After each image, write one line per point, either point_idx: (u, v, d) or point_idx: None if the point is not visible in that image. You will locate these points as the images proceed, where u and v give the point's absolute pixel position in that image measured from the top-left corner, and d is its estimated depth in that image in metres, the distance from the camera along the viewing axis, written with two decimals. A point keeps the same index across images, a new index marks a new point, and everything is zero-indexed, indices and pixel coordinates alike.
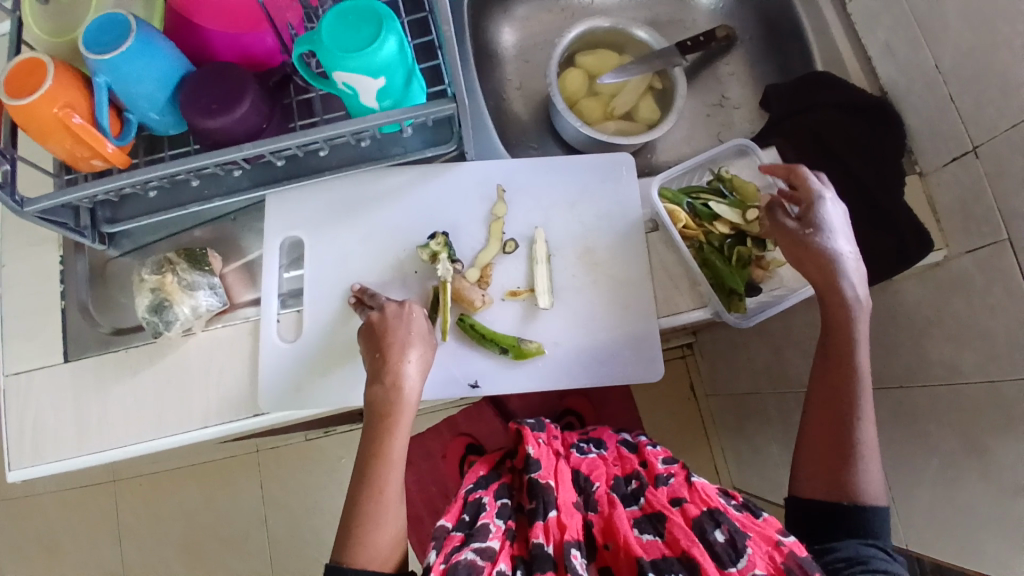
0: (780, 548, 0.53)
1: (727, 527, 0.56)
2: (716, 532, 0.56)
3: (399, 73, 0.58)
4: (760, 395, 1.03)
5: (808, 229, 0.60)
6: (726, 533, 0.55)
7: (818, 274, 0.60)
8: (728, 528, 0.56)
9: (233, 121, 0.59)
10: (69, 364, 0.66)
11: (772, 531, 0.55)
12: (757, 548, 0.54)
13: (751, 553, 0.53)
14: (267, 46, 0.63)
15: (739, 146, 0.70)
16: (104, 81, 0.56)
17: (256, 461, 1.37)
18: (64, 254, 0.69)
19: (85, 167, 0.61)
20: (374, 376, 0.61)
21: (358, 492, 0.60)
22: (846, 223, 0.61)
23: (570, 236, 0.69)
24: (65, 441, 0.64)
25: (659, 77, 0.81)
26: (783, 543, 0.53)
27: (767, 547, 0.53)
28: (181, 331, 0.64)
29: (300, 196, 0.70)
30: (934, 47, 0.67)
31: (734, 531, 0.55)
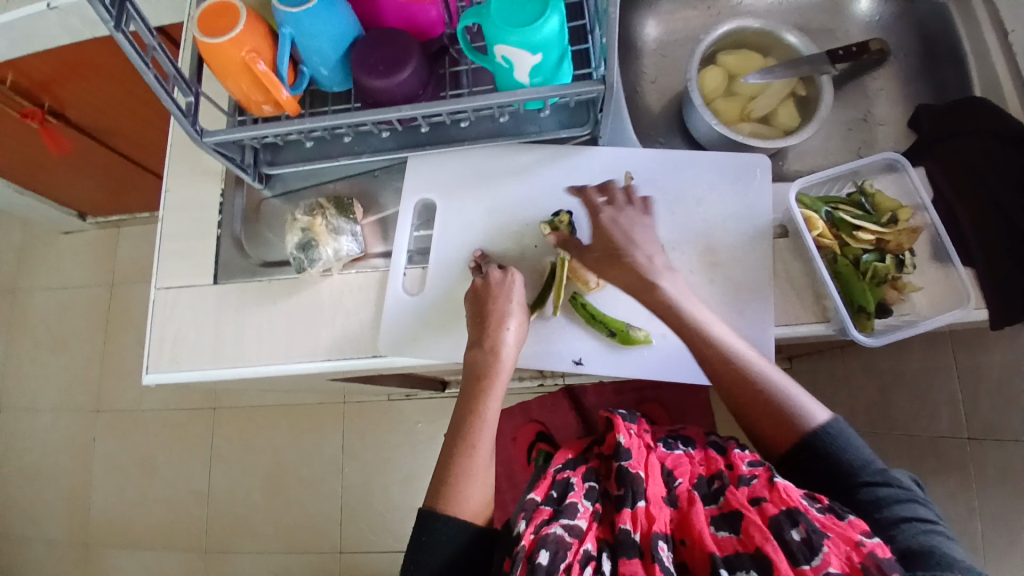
0: (859, 548, 0.51)
1: (805, 527, 0.53)
2: (792, 530, 0.53)
3: (554, 50, 0.60)
4: None
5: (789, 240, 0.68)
6: (802, 532, 0.53)
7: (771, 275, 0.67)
8: (806, 528, 0.53)
9: (395, 83, 0.64)
10: (217, 286, 0.73)
11: (854, 532, 0.52)
12: (835, 548, 0.52)
13: (827, 552, 0.51)
14: (431, 17, 0.66)
15: (888, 159, 0.67)
16: (288, 33, 0.62)
17: (340, 411, 1.46)
18: (224, 188, 0.77)
19: (256, 111, 0.68)
20: (474, 341, 0.66)
21: (453, 450, 0.64)
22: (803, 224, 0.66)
23: (692, 232, 0.69)
24: (206, 353, 0.72)
25: (804, 84, 0.79)
26: (863, 543, 0.51)
27: (845, 546, 0.51)
28: (321, 270, 0.70)
29: (438, 162, 0.74)
30: None
31: (811, 531, 0.53)
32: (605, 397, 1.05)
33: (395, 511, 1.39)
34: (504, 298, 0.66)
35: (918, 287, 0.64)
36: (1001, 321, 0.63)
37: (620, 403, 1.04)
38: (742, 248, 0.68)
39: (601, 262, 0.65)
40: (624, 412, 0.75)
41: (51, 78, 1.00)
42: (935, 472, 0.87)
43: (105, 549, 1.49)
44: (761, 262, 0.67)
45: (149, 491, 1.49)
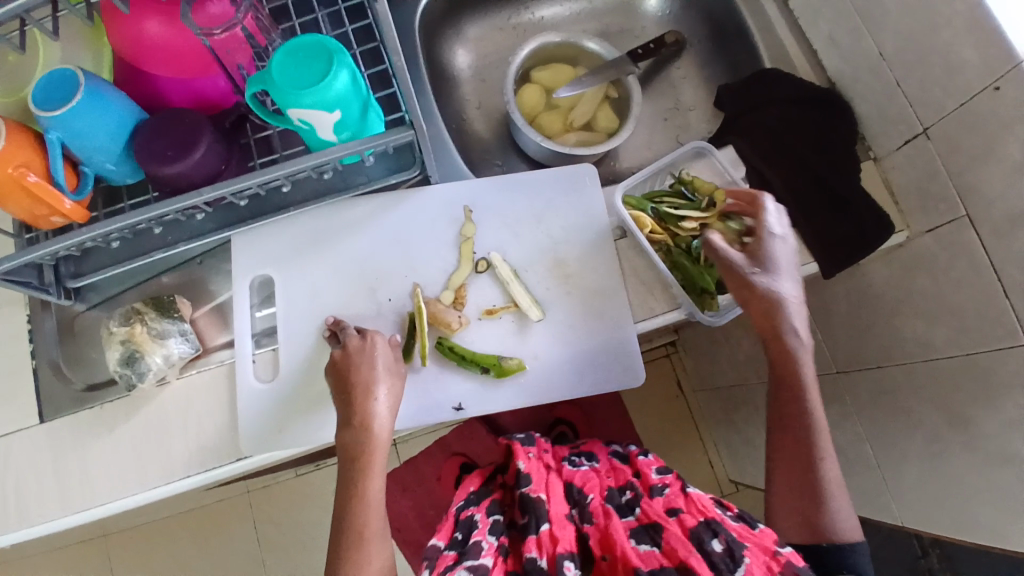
0: (777, 558, 0.54)
1: (724, 537, 0.56)
2: (713, 541, 0.56)
3: (355, 104, 0.58)
4: (746, 386, 1.04)
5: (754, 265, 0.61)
6: (723, 542, 0.56)
7: (761, 314, 0.62)
8: (725, 537, 0.56)
9: (191, 166, 0.59)
10: (46, 425, 0.65)
11: (770, 542, 0.56)
12: (755, 559, 0.54)
13: (748, 562, 0.54)
14: (221, 88, 0.63)
15: (696, 147, 0.70)
16: (58, 137, 0.56)
17: (247, 502, 1.35)
18: (31, 312, 0.68)
19: (46, 225, 0.60)
20: (342, 420, 0.61)
21: (342, 537, 0.59)
22: (793, 265, 0.62)
23: (537, 252, 0.69)
24: (43, 504, 0.63)
25: (614, 86, 0.82)
26: (780, 552, 0.54)
27: (764, 556, 0.54)
28: (155, 381, 0.63)
29: (266, 233, 0.69)
30: (876, 35, 0.69)
31: (730, 541, 0.56)
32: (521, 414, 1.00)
33: None
34: (368, 366, 0.62)
35: None
36: (832, 269, 0.70)
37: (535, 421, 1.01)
38: (587, 254, 0.69)
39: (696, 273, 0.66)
40: (521, 436, 0.73)
41: None
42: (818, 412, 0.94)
43: None
44: (605, 266, 0.68)
45: None
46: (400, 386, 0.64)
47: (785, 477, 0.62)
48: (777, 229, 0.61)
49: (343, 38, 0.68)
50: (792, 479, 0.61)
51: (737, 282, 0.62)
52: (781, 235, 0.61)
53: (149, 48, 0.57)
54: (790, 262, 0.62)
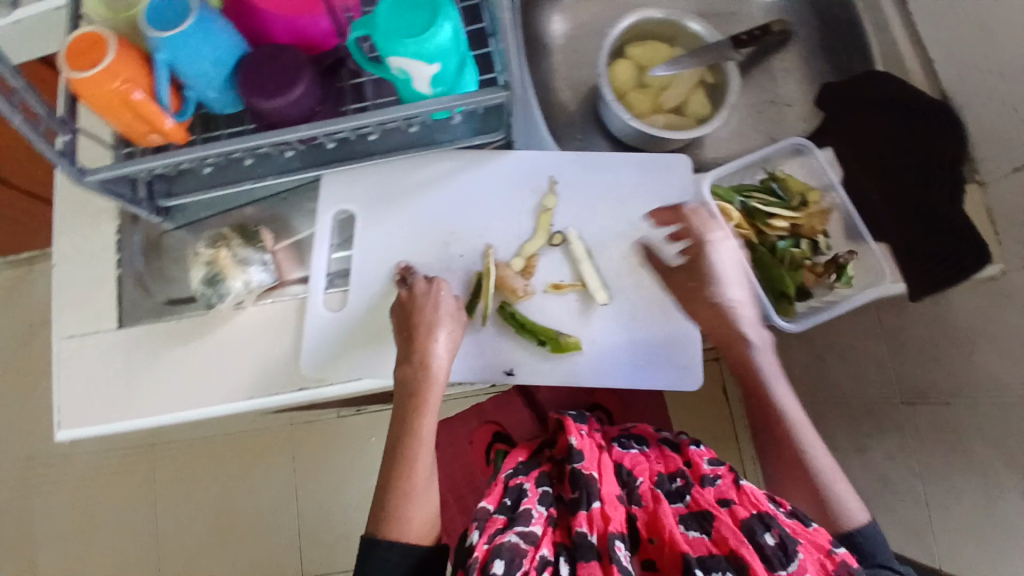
0: (831, 557, 0.56)
1: (777, 531, 0.58)
2: (766, 535, 0.57)
3: (453, 58, 0.58)
4: None
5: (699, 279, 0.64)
6: (776, 537, 0.57)
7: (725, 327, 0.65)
8: (779, 532, 0.57)
9: (288, 103, 0.60)
10: (124, 330, 0.69)
11: (823, 541, 0.57)
12: (808, 555, 0.56)
13: (802, 558, 0.55)
14: (323, 30, 0.63)
15: (793, 145, 0.69)
16: (164, 58, 0.57)
17: (289, 434, 1.41)
18: (120, 225, 0.71)
19: (144, 141, 0.63)
20: (403, 357, 0.64)
21: (389, 475, 0.64)
22: (739, 274, 0.64)
23: (613, 233, 0.68)
24: (119, 404, 0.67)
25: (711, 71, 0.79)
26: (834, 552, 0.56)
27: (818, 553, 0.56)
28: (233, 304, 0.66)
29: (351, 177, 0.72)
30: (992, 42, 0.64)
31: (784, 536, 0.57)
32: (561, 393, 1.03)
33: (356, 531, 1.36)
34: (430, 311, 0.64)
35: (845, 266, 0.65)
36: (915, 295, 0.68)
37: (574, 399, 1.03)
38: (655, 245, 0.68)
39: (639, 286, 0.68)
40: (572, 413, 0.74)
41: None
42: (872, 438, 0.91)
43: None
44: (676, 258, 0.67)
45: (91, 542, 1.41)
46: (460, 336, 0.65)
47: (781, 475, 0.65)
48: (715, 238, 0.64)
49: None
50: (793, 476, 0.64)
51: (684, 298, 0.65)
52: (720, 243, 0.64)
53: None
54: (735, 274, 0.64)
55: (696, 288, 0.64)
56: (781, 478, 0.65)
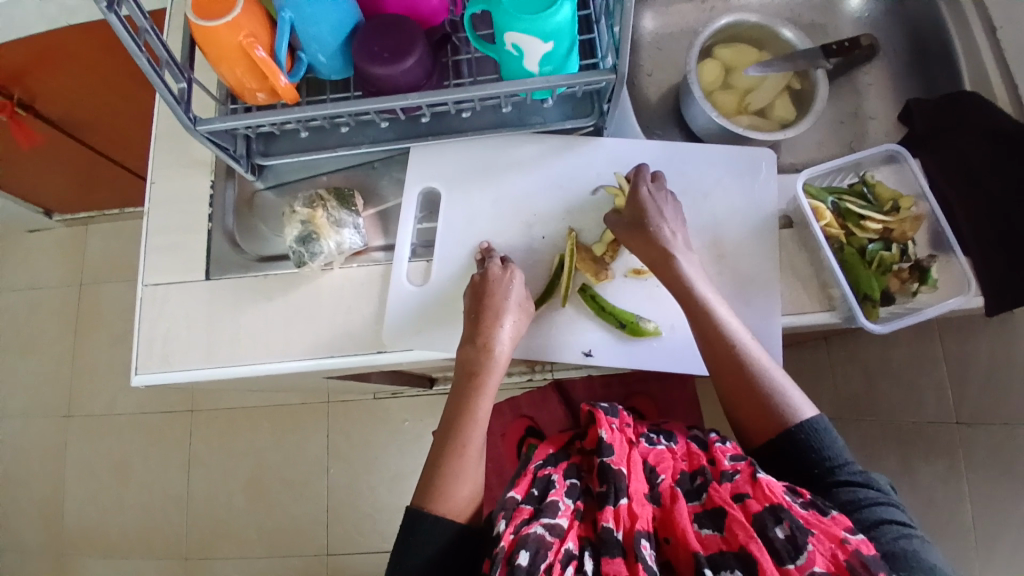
0: (844, 546, 0.52)
1: (789, 524, 0.54)
2: (777, 528, 0.54)
3: (565, 39, 0.59)
4: None
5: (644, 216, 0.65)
6: (786, 530, 0.54)
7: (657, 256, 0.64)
8: (790, 525, 0.54)
9: (398, 71, 0.62)
10: (210, 282, 0.70)
11: (838, 529, 0.53)
12: (819, 546, 0.52)
13: (811, 550, 0.52)
14: (433, 6, 0.65)
15: (889, 151, 0.68)
16: (288, 17, 0.59)
17: (326, 411, 1.43)
18: (215, 179, 0.74)
19: (249, 98, 0.65)
20: (467, 336, 0.65)
21: (440, 452, 0.63)
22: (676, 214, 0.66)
23: (700, 226, 0.69)
24: (197, 353, 0.69)
25: (799, 78, 0.80)
26: (848, 540, 0.52)
27: (830, 544, 0.52)
28: (321, 264, 0.67)
29: (440, 153, 0.72)
30: None
31: (795, 528, 0.53)
32: (593, 390, 1.07)
33: (383, 512, 1.37)
34: (501, 295, 0.65)
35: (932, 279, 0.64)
36: (996, 308, 0.64)
37: (607, 397, 1.06)
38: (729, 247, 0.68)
39: (628, 232, 0.65)
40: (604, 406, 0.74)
41: (18, 61, 0.93)
42: (922, 459, 0.90)
43: (79, 556, 1.43)
44: (759, 262, 0.67)
45: (122, 498, 1.44)
46: (524, 327, 0.66)
47: (728, 401, 0.64)
48: (650, 189, 0.66)
49: None
50: (742, 403, 0.63)
51: (634, 236, 0.65)
52: (656, 191, 0.66)
53: None
54: (671, 211, 0.66)
55: (641, 224, 0.64)
56: (729, 404, 0.64)
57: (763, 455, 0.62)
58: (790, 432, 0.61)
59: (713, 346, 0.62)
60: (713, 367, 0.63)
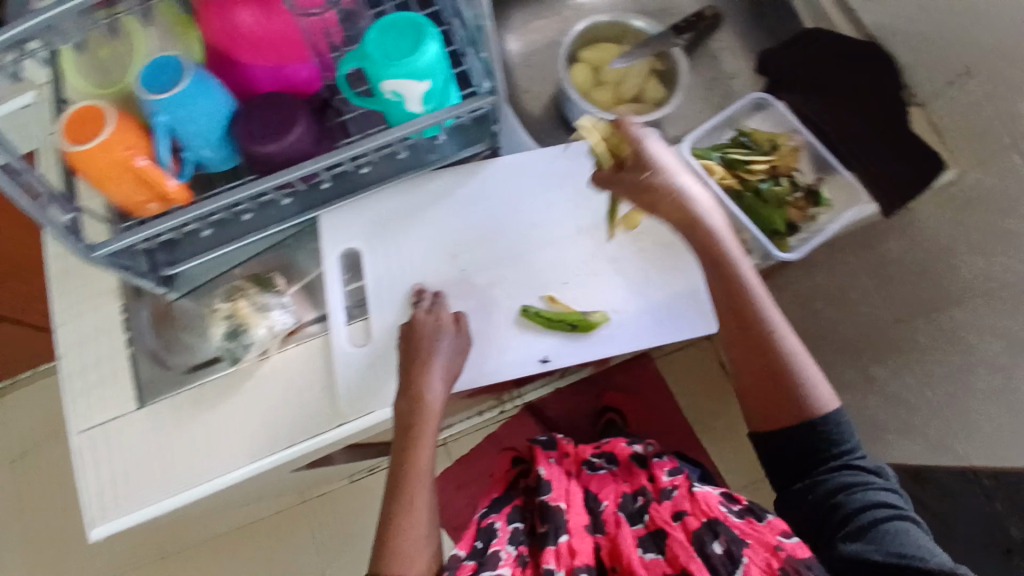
0: (777, 554, 0.56)
1: (725, 538, 0.59)
2: (714, 543, 0.59)
3: (441, 76, 0.61)
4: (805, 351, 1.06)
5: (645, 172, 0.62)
6: (723, 544, 0.59)
7: (677, 214, 0.63)
8: (725, 539, 0.59)
9: (286, 146, 0.62)
10: (145, 408, 0.67)
11: (773, 535, 0.58)
12: (755, 555, 0.57)
13: (747, 561, 0.57)
14: (305, 76, 0.66)
15: (756, 99, 0.75)
16: (164, 121, 0.59)
17: (306, 510, 1.36)
18: (125, 303, 0.71)
19: (143, 212, 0.64)
20: (399, 389, 0.63)
21: (390, 504, 0.61)
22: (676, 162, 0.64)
23: (611, 212, 0.72)
24: (152, 483, 0.65)
25: (660, 59, 0.85)
26: (781, 547, 0.57)
27: (765, 553, 0.56)
28: (257, 355, 0.67)
29: (350, 212, 0.72)
30: None
31: (731, 542, 0.59)
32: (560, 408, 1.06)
33: None
34: (430, 341, 0.63)
35: (825, 207, 0.71)
36: (891, 208, 0.74)
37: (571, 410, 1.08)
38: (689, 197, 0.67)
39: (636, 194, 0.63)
40: (543, 440, 0.79)
41: None
42: None
43: None
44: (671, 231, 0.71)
45: None
46: (459, 364, 0.64)
47: (740, 372, 0.67)
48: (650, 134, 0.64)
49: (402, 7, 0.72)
50: (757, 396, 0.67)
51: (643, 195, 0.63)
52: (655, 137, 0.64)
53: (241, 37, 0.60)
54: (675, 161, 0.63)
55: (643, 181, 0.62)
56: (739, 376, 0.67)
57: (771, 444, 0.67)
58: (805, 421, 0.64)
59: (745, 321, 0.64)
60: (736, 338, 0.66)
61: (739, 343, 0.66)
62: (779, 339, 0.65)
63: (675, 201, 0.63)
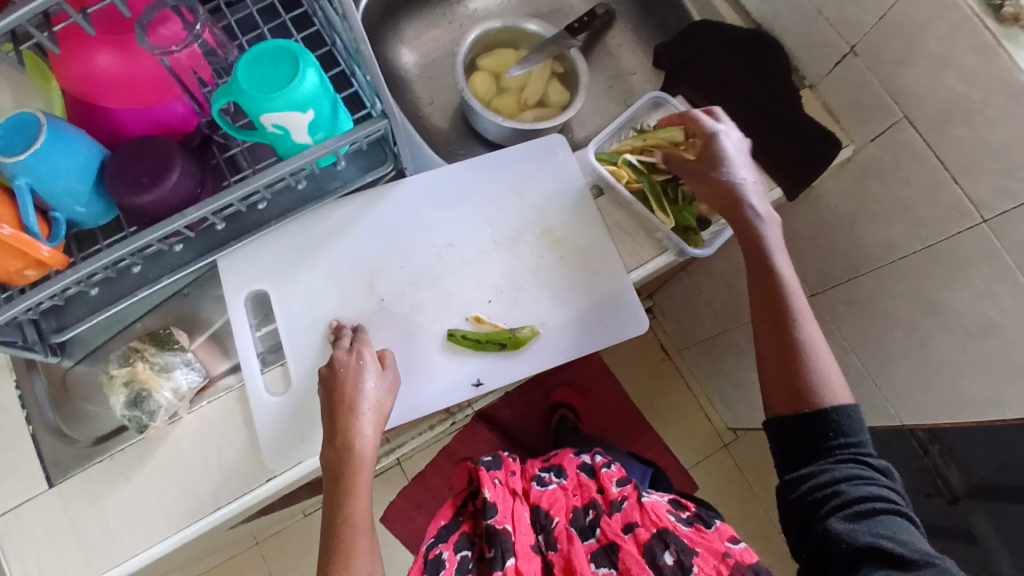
0: (726, 560, 0.61)
1: (675, 548, 0.62)
2: (665, 554, 0.62)
3: (325, 102, 0.58)
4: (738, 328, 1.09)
5: (709, 164, 0.65)
6: (674, 555, 0.62)
7: (723, 201, 0.65)
8: (675, 549, 0.62)
9: (166, 193, 0.58)
10: (56, 490, 0.61)
11: (719, 543, 0.63)
12: (705, 563, 0.61)
13: (699, 569, 0.60)
14: (180, 113, 0.63)
15: (653, 99, 0.75)
16: (25, 183, 0.54)
17: (260, 554, 1.29)
18: (17, 377, 0.65)
19: (21, 280, 0.57)
20: (325, 437, 0.60)
21: (326, 560, 0.58)
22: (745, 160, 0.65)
23: (526, 222, 0.71)
24: (70, 571, 0.60)
25: (558, 61, 0.85)
26: (728, 555, 0.61)
27: (714, 560, 0.61)
28: (166, 418, 0.62)
29: (252, 252, 0.69)
30: None
31: (681, 552, 0.62)
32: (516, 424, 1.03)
33: None
34: (353, 382, 0.60)
35: None
36: (795, 189, 0.76)
37: None
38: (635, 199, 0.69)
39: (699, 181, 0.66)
40: (488, 458, 0.75)
41: None
42: None
43: None
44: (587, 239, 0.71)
45: None
46: (390, 403, 0.62)
47: (761, 354, 0.63)
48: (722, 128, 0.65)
49: (281, 31, 0.69)
50: (777, 378, 0.61)
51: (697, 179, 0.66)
52: (726, 133, 0.65)
53: (102, 80, 0.55)
54: (742, 156, 0.65)
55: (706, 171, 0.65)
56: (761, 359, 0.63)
57: (781, 423, 0.61)
58: (818, 407, 0.59)
59: (771, 297, 0.62)
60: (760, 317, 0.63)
61: (761, 315, 0.63)
62: (797, 323, 0.62)
63: (727, 184, 0.64)
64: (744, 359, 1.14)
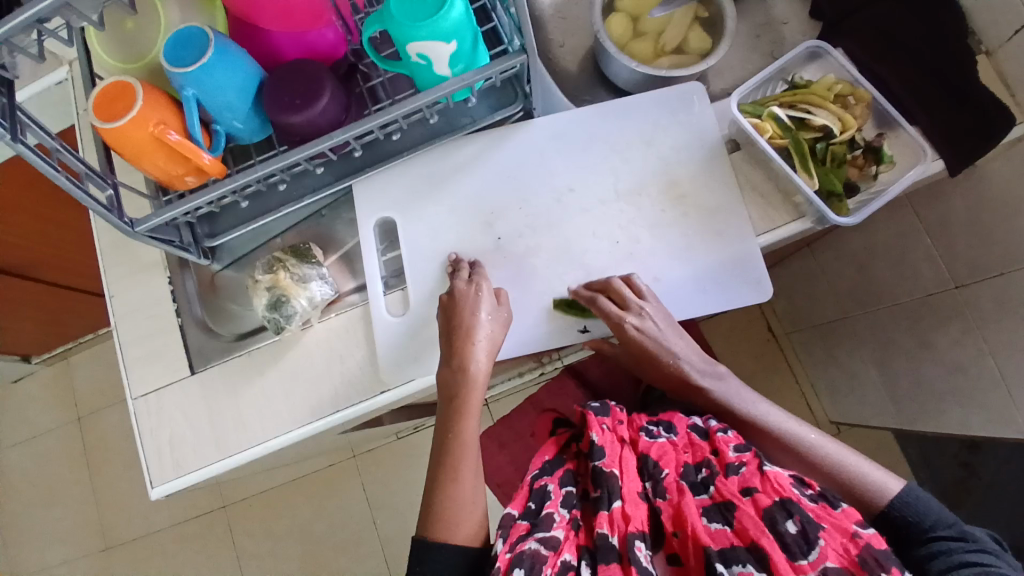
0: (855, 540, 0.52)
1: (799, 518, 0.54)
2: (787, 523, 0.54)
3: (468, 34, 0.58)
4: (868, 315, 1.02)
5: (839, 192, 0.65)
6: (797, 524, 0.53)
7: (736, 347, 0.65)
8: (800, 519, 0.53)
9: (316, 115, 0.61)
10: (197, 376, 0.69)
11: (849, 522, 0.53)
12: (831, 540, 0.52)
13: (823, 545, 0.52)
14: (330, 40, 0.64)
15: (811, 47, 0.70)
16: (192, 94, 0.58)
17: (355, 465, 1.40)
18: (171, 274, 0.73)
19: (181, 185, 0.64)
20: (442, 358, 0.63)
21: (436, 473, 0.62)
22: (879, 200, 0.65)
23: (652, 172, 0.69)
24: (204, 448, 0.68)
25: (703, 5, 0.79)
26: (859, 535, 0.52)
27: (841, 539, 0.52)
28: (300, 324, 0.68)
29: (383, 181, 0.72)
30: None
31: (806, 522, 0.53)
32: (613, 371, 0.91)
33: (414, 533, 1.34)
34: (471, 311, 0.63)
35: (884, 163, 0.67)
36: (959, 164, 0.67)
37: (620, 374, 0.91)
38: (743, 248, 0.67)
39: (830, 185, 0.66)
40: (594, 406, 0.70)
41: None
42: (933, 332, 0.90)
43: None
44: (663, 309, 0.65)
45: None
46: (502, 336, 0.64)
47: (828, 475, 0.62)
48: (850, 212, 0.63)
49: None
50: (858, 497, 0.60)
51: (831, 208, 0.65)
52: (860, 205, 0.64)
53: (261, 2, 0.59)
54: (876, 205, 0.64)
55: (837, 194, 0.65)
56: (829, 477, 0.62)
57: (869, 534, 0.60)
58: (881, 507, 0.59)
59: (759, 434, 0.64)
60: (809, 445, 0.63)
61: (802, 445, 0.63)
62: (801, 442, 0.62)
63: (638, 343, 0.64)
64: (862, 346, 1.06)
